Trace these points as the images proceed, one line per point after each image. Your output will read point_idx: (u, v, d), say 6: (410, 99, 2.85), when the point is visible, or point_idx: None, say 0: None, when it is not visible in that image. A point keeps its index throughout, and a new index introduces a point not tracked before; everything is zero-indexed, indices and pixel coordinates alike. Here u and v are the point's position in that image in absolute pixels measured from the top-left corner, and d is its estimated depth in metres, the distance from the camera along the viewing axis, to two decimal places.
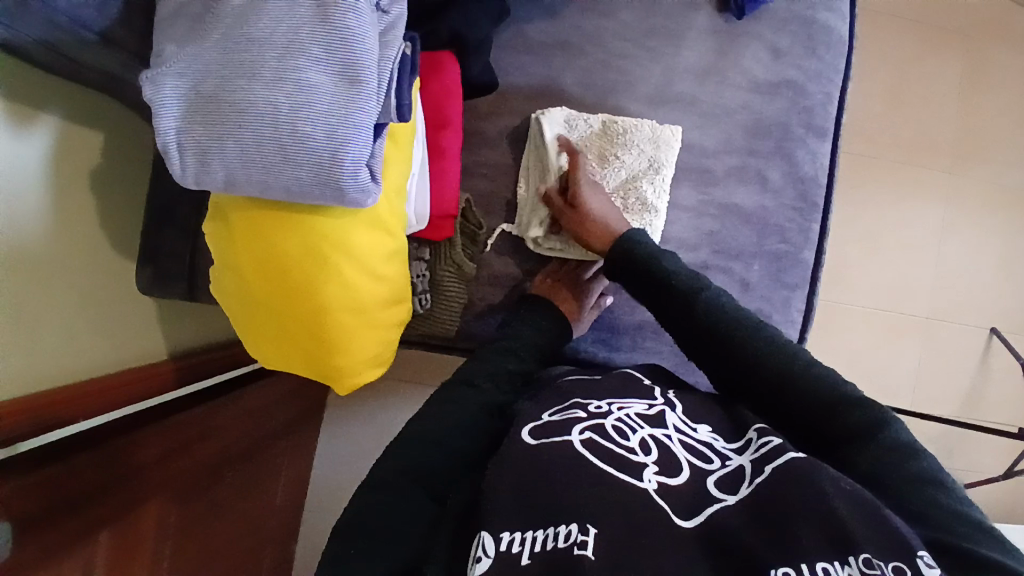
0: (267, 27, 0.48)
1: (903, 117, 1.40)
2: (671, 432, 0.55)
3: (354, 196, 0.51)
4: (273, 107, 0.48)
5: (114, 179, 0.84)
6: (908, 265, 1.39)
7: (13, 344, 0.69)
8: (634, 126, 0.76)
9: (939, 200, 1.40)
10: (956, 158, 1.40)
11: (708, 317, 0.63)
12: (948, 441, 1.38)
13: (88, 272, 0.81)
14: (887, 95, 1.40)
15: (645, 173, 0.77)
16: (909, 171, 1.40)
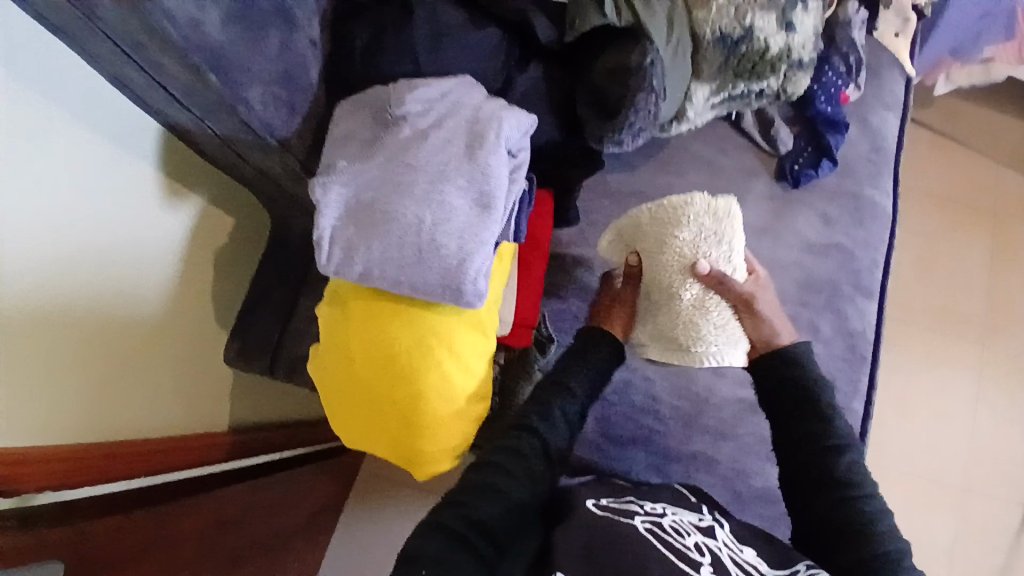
0: (425, 158, 0.60)
1: (936, 286, 1.51)
2: (720, 546, 0.57)
3: (469, 299, 0.61)
4: (419, 220, 0.59)
5: (228, 255, 0.93)
6: (944, 430, 1.40)
7: (100, 388, 0.73)
8: (686, 203, 0.77)
9: (971, 369, 1.44)
10: (987, 331, 1.47)
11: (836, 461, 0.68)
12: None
13: (184, 332, 0.87)
14: (920, 264, 1.53)
15: (709, 244, 0.76)
16: (944, 338, 1.47)
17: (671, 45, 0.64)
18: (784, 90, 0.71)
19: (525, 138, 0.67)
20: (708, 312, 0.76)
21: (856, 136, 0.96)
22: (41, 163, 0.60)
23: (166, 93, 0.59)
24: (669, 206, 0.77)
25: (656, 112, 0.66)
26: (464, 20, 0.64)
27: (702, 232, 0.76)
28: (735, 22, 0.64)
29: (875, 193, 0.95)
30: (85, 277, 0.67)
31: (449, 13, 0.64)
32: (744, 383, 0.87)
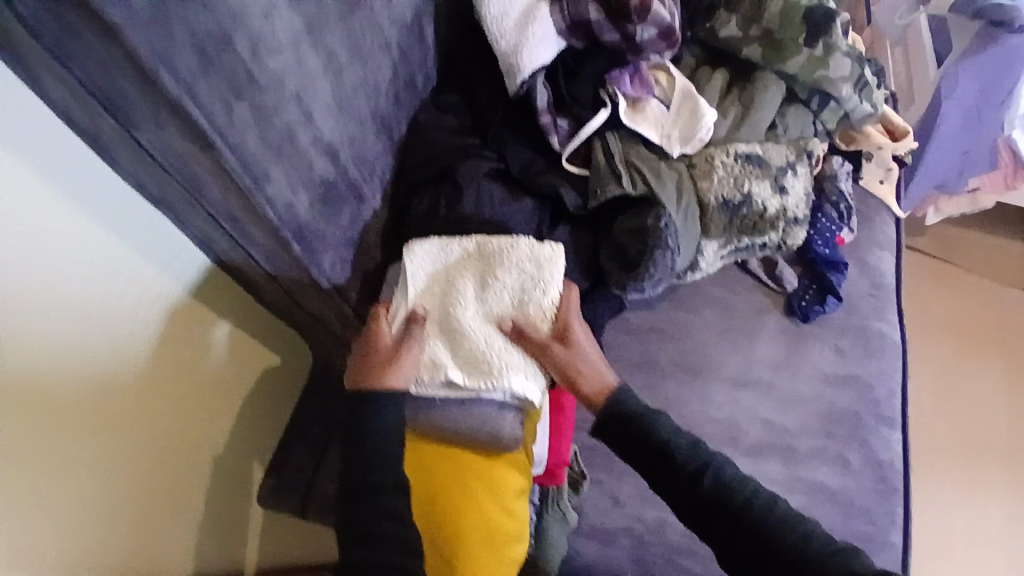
0: (474, 317, 0.68)
1: (955, 411, 1.57)
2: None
3: (511, 440, 0.68)
4: (470, 368, 0.67)
5: (277, 401, 0.91)
6: (984, 560, 1.42)
7: (110, 528, 0.64)
8: (507, 245, 0.69)
9: (1005, 495, 1.48)
10: (1014, 456, 1.53)
11: (767, 514, 0.63)
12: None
13: (220, 469, 0.81)
14: (937, 390, 1.60)
15: (529, 290, 0.69)
16: (972, 463, 1.51)
17: (448, 275, 0.70)
18: (785, 242, 0.79)
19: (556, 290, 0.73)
20: (499, 352, 0.67)
21: (856, 274, 1.04)
22: (117, 287, 0.59)
23: (245, 253, 0.65)
24: (499, 245, 0.69)
25: (673, 265, 0.74)
26: (503, 195, 0.76)
27: (467, 273, 0.70)
28: (512, 294, 0.69)
29: (883, 325, 1.01)
30: (121, 403, 0.62)
31: (491, 189, 0.76)
32: None
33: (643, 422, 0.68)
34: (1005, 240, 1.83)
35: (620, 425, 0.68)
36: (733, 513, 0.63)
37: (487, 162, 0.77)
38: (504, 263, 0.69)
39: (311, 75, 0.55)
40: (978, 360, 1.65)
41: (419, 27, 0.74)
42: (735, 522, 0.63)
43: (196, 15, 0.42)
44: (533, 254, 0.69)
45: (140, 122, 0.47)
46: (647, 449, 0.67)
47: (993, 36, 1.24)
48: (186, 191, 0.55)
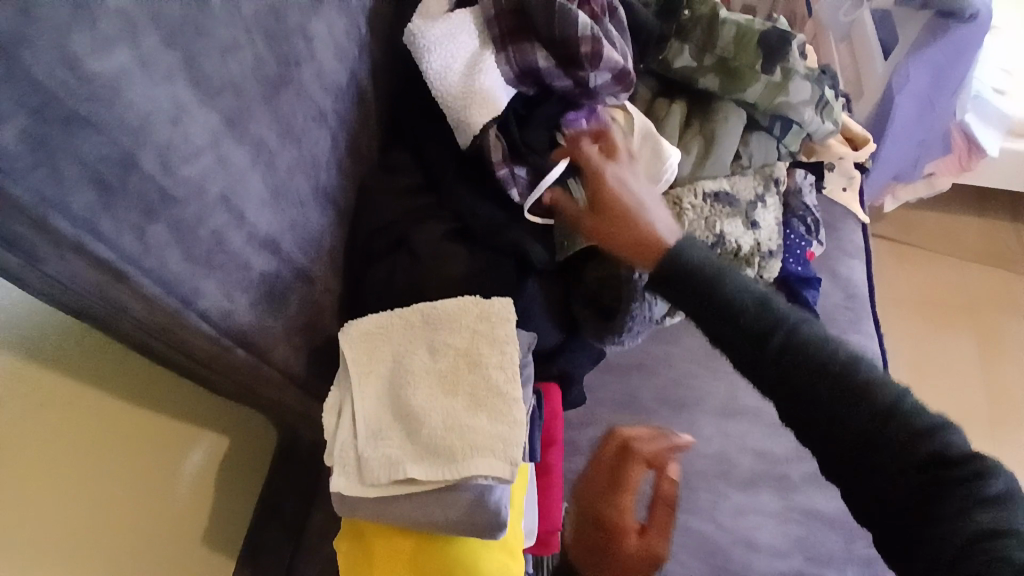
0: (428, 394, 0.60)
1: (934, 393, 1.58)
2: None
3: (492, 531, 0.59)
4: (432, 453, 0.57)
5: (235, 480, 0.85)
6: None
7: None
8: (452, 308, 0.63)
9: None
10: (995, 432, 1.55)
11: (870, 414, 0.53)
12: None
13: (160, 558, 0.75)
14: (914, 374, 1.61)
15: (486, 350, 0.61)
16: None
17: (394, 351, 0.63)
18: (761, 274, 0.78)
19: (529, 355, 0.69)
20: (462, 426, 0.58)
21: (828, 286, 1.03)
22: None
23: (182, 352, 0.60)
24: (441, 309, 0.64)
25: (652, 315, 0.72)
26: (465, 254, 0.70)
27: (412, 346, 0.63)
28: (464, 357, 0.61)
29: (862, 335, 1.00)
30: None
31: (451, 249, 0.70)
32: (781, 552, 0.84)
33: (721, 281, 0.59)
34: (963, 219, 1.86)
35: (682, 275, 0.60)
36: (830, 419, 0.55)
37: (443, 224, 0.72)
38: (450, 329, 0.62)
39: (237, 171, 0.50)
40: (949, 340, 1.67)
41: (355, 88, 0.69)
42: (857, 435, 0.54)
43: (83, 142, 0.36)
44: (480, 312, 0.63)
45: (40, 253, 0.38)
46: (713, 302, 0.58)
47: (941, 27, 1.23)
48: (104, 305, 0.45)
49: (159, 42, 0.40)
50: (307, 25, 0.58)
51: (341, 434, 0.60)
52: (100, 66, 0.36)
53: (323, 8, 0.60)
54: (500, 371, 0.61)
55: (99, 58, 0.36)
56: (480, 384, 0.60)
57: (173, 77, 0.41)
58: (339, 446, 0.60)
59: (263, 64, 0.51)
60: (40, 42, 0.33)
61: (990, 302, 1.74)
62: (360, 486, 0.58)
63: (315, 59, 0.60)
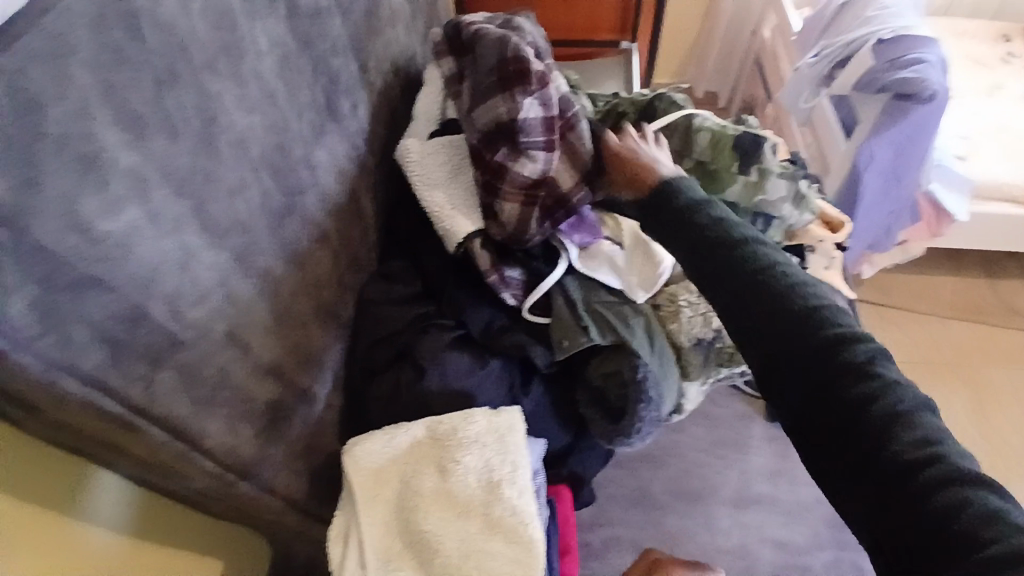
0: (438, 520, 0.58)
1: None
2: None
3: None
4: None
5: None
6: None
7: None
8: (462, 421, 0.62)
9: None
10: None
11: (858, 381, 0.50)
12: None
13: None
14: None
15: (498, 467, 0.60)
16: None
17: (401, 467, 0.61)
18: None
19: (537, 461, 0.68)
20: (479, 557, 0.56)
21: None
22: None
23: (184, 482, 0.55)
24: (448, 422, 0.62)
25: (659, 414, 0.72)
26: (470, 362, 0.70)
27: (420, 464, 0.61)
28: (478, 475, 0.60)
29: None
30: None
31: (454, 356, 0.70)
32: None
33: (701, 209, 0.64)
34: (939, 278, 1.92)
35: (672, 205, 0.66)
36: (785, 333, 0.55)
37: (445, 333, 0.72)
38: (460, 445, 0.60)
39: (244, 304, 0.50)
40: (942, 397, 1.68)
41: (352, 205, 0.71)
42: (798, 373, 0.54)
43: (94, 304, 0.36)
44: (490, 425, 0.62)
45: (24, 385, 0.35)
46: (682, 229, 0.64)
47: (899, 108, 1.31)
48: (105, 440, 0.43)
49: (171, 194, 0.41)
50: (308, 154, 0.60)
51: (348, 567, 0.58)
52: (114, 226, 0.37)
53: (322, 137, 0.63)
54: (515, 491, 0.59)
55: (113, 219, 0.37)
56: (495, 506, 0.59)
57: (184, 227, 0.42)
58: None
59: (268, 197, 0.53)
60: (54, 216, 0.33)
61: (974, 356, 1.76)
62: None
63: (317, 183, 0.62)
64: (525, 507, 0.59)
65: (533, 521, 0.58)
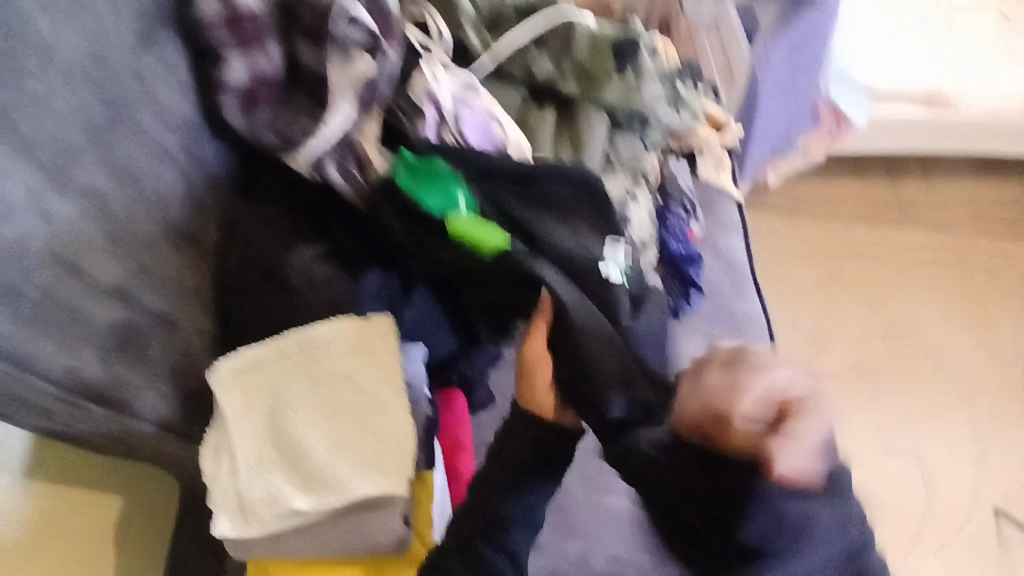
0: (308, 426, 0.60)
1: (833, 343, 1.67)
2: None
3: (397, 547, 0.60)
4: (319, 483, 0.57)
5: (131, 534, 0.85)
6: (890, 471, 1.52)
7: None
8: (325, 333, 0.63)
9: (892, 404, 1.60)
10: (892, 367, 1.64)
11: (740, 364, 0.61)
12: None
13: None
14: (811, 320, 1.69)
15: (364, 372, 0.62)
16: (860, 386, 1.61)
17: (267, 381, 0.62)
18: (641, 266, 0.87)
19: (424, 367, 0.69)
20: (346, 452, 0.58)
21: (710, 260, 1.12)
22: None
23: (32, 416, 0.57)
24: (313, 337, 0.63)
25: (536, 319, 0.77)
26: (344, 278, 0.71)
27: (288, 378, 0.62)
28: (344, 379, 0.61)
29: (746, 304, 1.09)
30: None
31: (327, 274, 0.71)
32: None
33: None
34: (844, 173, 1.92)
35: None
36: None
37: (312, 248, 0.72)
38: (325, 355, 0.62)
39: None
40: (842, 289, 1.75)
41: (196, 137, 0.71)
42: None
43: None
44: (355, 334, 0.63)
45: None
46: None
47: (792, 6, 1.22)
48: None
49: None
50: None
51: (221, 478, 0.59)
52: None
53: None
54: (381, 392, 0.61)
55: None
56: (361, 406, 0.60)
57: None
58: (223, 490, 0.59)
59: None
60: None
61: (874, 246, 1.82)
62: (246, 526, 0.57)
63: None
64: (393, 406, 0.61)
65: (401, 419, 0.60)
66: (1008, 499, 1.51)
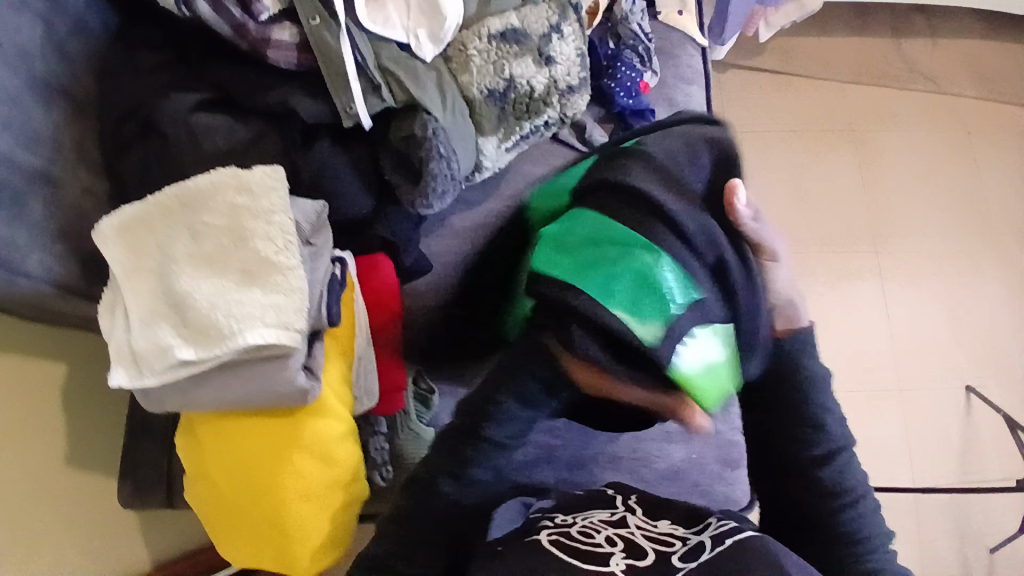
0: (193, 278, 0.58)
1: (813, 213, 1.59)
2: (634, 530, 0.64)
3: (295, 396, 0.60)
4: (204, 333, 0.56)
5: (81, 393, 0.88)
6: (859, 340, 1.51)
7: None
8: (205, 182, 0.60)
9: (871, 276, 1.55)
10: (874, 238, 1.58)
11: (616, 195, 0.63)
12: (963, 509, 1.44)
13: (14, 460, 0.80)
14: (794, 191, 1.60)
15: (248, 223, 0.59)
16: (837, 257, 1.56)
17: (152, 238, 0.61)
18: (568, 114, 0.78)
19: (324, 221, 0.66)
20: (228, 300, 0.56)
21: (667, 118, 1.03)
22: None
23: None
24: (195, 188, 0.60)
25: (454, 173, 0.70)
26: (229, 126, 0.69)
27: (175, 231, 0.61)
28: (228, 233, 0.59)
29: None
30: None
31: (205, 119, 0.69)
32: None
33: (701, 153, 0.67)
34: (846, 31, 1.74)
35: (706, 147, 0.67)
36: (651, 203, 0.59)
37: (194, 96, 0.69)
38: (208, 207, 0.60)
39: None
40: (829, 159, 1.64)
41: None
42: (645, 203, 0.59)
43: None
44: (237, 181, 0.60)
45: None
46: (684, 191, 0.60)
47: None
48: None
49: None
50: None
51: (116, 330, 0.60)
52: None
53: None
54: (264, 242, 0.58)
55: None
56: (247, 257, 0.58)
57: None
58: (117, 343, 0.59)
59: None
60: None
61: (867, 113, 1.69)
62: (140, 374, 0.58)
63: None
64: (278, 257, 0.58)
65: (288, 270, 0.58)
66: (974, 372, 1.52)
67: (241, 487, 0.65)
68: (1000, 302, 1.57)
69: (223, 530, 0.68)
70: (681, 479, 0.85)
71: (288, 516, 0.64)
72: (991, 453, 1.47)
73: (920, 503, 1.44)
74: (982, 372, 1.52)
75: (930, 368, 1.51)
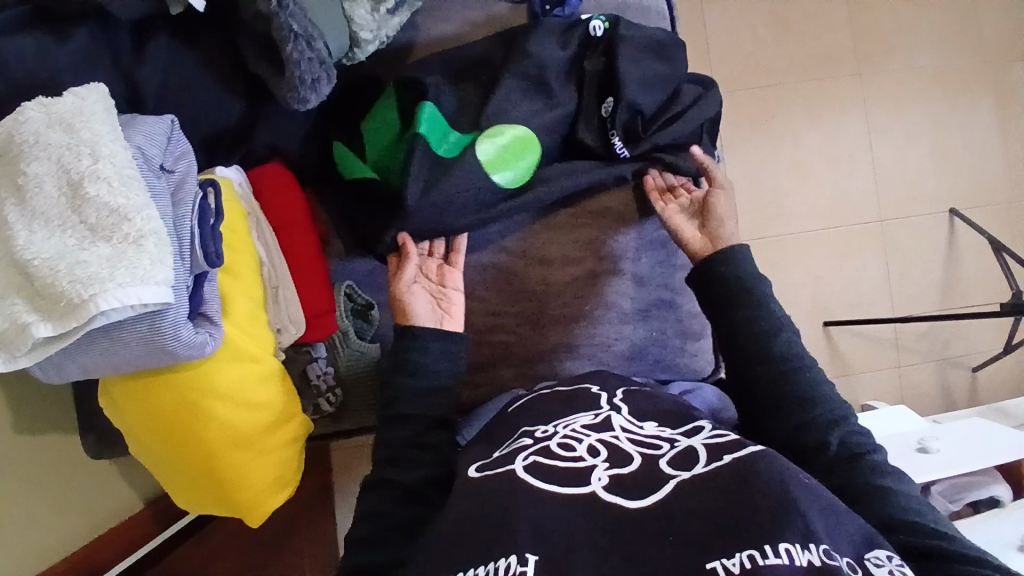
0: (29, 238, 0.48)
1: (795, 39, 1.39)
2: (618, 433, 0.55)
3: (189, 352, 0.54)
4: (61, 305, 0.47)
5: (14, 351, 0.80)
6: (842, 178, 1.41)
7: None
8: (14, 121, 0.49)
9: (855, 105, 1.41)
10: (860, 61, 1.41)
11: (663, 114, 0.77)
12: (943, 334, 1.46)
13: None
14: (775, 14, 1.39)
15: (78, 163, 0.48)
16: (818, 88, 1.40)
17: None
18: None
19: (181, 146, 0.58)
20: (78, 261, 0.47)
21: None
22: None
23: None
24: (3, 129, 0.49)
25: (321, 54, 0.57)
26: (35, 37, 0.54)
27: None
28: (55, 178, 0.48)
29: None
30: None
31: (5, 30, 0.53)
32: (642, 279, 0.82)
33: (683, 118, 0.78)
34: None
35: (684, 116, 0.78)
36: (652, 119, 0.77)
37: None
38: (24, 149, 0.48)
39: None
40: None
41: None
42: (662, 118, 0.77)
43: None
44: (51, 116, 0.49)
45: None
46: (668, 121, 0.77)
47: None
48: None
49: None
50: None
51: None
52: None
53: None
54: (106, 184, 0.48)
55: None
56: (87, 204, 0.48)
57: None
58: None
59: None
60: None
61: None
62: (11, 358, 0.49)
63: None
64: (128, 200, 0.49)
65: (143, 215, 0.49)
66: (961, 196, 1.45)
67: (170, 446, 0.60)
68: (991, 116, 1.45)
69: (172, 487, 0.66)
70: (642, 358, 0.81)
71: (218, 465, 0.61)
72: (973, 277, 1.45)
73: (902, 333, 1.44)
74: (969, 195, 1.45)
75: (913, 198, 1.43)
